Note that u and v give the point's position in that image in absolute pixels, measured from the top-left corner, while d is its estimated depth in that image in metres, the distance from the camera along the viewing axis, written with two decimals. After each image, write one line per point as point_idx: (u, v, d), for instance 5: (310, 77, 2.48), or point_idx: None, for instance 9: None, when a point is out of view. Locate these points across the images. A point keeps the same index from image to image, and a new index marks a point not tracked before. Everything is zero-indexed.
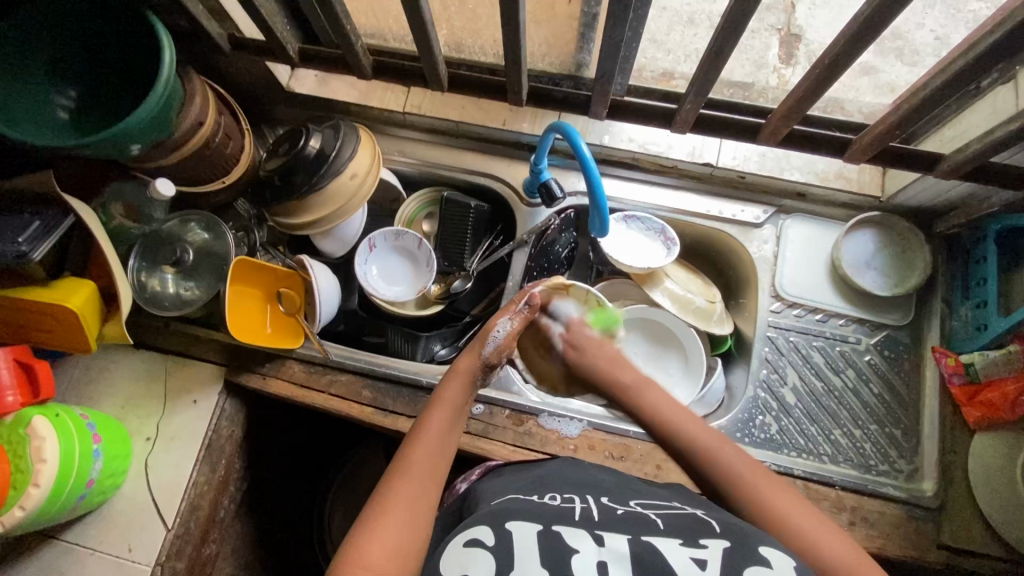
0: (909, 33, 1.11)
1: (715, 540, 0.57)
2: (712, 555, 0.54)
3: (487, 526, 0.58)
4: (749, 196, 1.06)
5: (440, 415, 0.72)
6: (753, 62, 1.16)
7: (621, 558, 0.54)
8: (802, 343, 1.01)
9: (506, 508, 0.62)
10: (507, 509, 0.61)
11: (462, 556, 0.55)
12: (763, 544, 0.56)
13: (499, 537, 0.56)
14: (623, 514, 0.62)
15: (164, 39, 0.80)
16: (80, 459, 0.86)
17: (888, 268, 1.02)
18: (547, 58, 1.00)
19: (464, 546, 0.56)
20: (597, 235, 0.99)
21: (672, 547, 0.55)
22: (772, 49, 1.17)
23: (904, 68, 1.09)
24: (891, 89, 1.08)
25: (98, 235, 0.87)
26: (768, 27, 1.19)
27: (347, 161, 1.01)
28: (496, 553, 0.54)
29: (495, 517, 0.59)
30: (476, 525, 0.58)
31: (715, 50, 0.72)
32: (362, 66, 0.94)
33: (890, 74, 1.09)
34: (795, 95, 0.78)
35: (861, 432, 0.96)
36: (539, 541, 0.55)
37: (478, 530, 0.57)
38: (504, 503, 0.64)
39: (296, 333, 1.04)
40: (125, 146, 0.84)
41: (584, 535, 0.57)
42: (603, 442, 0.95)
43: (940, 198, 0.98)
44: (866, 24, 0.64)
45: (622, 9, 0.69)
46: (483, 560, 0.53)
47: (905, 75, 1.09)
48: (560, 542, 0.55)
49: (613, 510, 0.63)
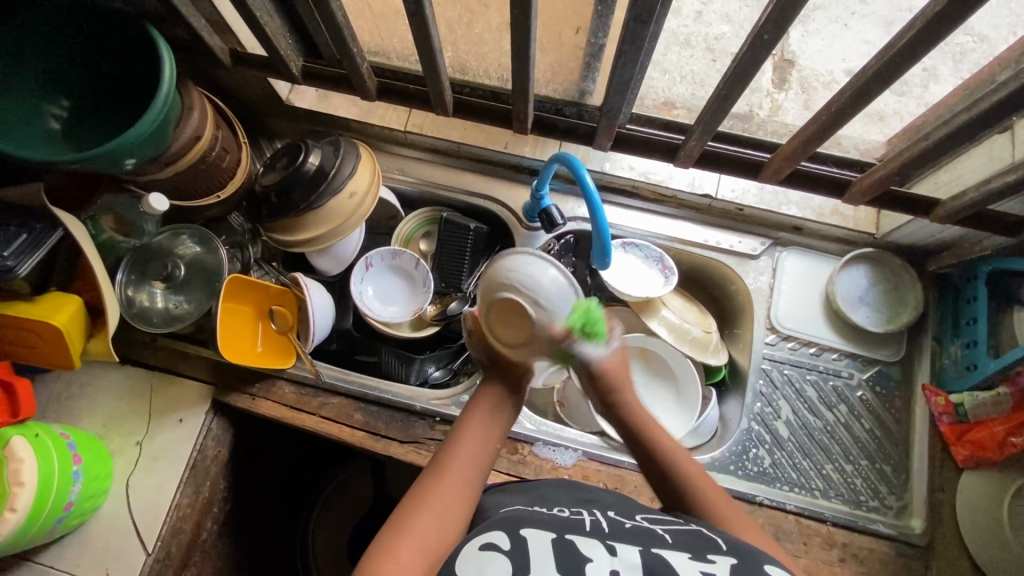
0: None
1: (722, 556, 0.58)
2: (720, 569, 0.56)
3: (502, 532, 0.59)
4: (747, 228, 1.07)
5: (478, 420, 0.73)
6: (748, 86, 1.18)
7: (633, 567, 0.55)
8: (796, 377, 1.02)
9: (520, 515, 0.64)
10: (522, 517, 0.62)
11: (479, 558, 0.56)
12: (768, 562, 0.57)
13: (516, 540, 0.58)
14: (630, 526, 0.63)
15: (165, 54, 0.79)
16: (59, 481, 0.83)
17: (880, 305, 1.03)
18: (551, 85, 1.00)
19: (481, 548, 0.57)
20: (597, 263, 0.96)
21: (681, 561, 0.56)
22: (766, 74, 1.18)
23: (893, 98, 1.11)
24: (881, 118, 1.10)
25: (87, 249, 0.85)
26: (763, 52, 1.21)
27: (346, 179, 1.00)
28: (514, 557, 0.55)
29: (510, 524, 0.61)
30: (492, 531, 0.60)
31: (725, 91, 0.72)
32: (366, 87, 0.93)
33: (880, 103, 1.11)
34: (799, 138, 0.78)
35: (853, 467, 0.97)
36: (553, 548, 0.57)
37: (495, 534, 0.59)
38: (515, 510, 0.66)
39: (288, 352, 1.02)
40: (120, 161, 0.82)
41: (597, 545, 0.58)
42: (597, 472, 0.94)
43: (933, 238, 0.99)
44: (876, 77, 0.65)
45: (633, 49, 0.69)
46: (500, 562, 0.55)
47: (894, 104, 1.11)
48: (573, 549, 0.57)
49: (621, 522, 0.65)
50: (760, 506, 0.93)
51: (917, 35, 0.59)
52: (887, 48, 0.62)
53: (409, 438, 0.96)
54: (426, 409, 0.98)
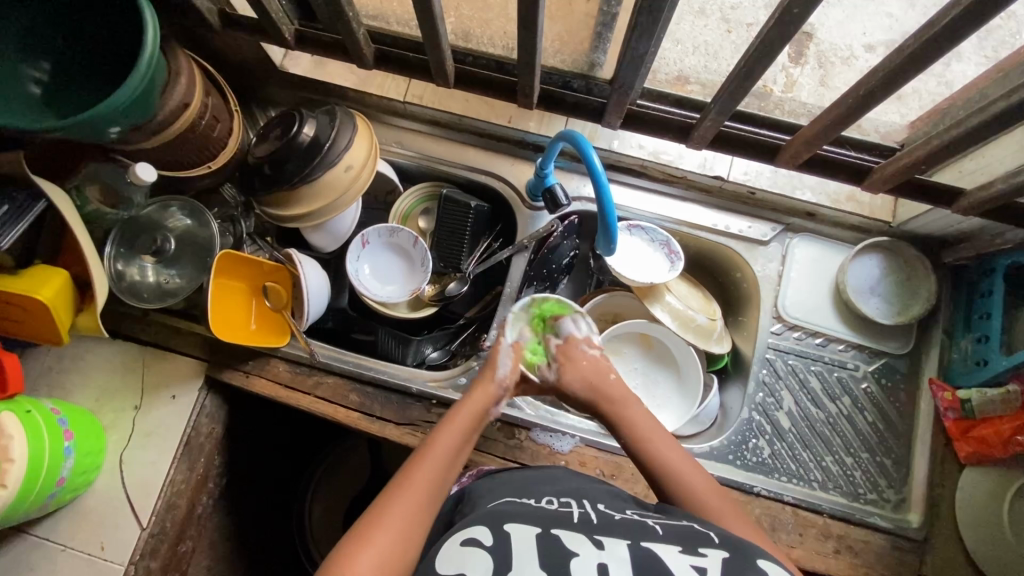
0: None
1: (714, 550, 0.56)
2: (711, 563, 0.54)
3: (484, 527, 0.59)
4: (758, 212, 1.04)
5: (456, 430, 0.73)
6: None
7: (622, 562, 0.54)
8: (800, 367, 1.00)
9: (507, 509, 0.63)
10: (507, 510, 0.62)
11: (460, 556, 0.55)
12: (761, 555, 0.56)
13: (498, 537, 0.57)
14: (620, 520, 0.62)
15: (147, 13, 0.74)
16: (50, 457, 0.82)
17: (892, 295, 1.00)
18: (558, 55, 0.95)
19: (463, 544, 0.57)
20: (603, 252, 0.93)
21: (671, 555, 0.55)
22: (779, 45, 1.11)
23: None
24: None
25: (72, 222, 0.81)
26: None
27: (342, 152, 0.96)
28: (494, 553, 0.55)
29: (495, 518, 0.61)
30: (475, 525, 0.59)
31: (745, 69, 0.67)
32: (363, 55, 0.88)
33: None
34: (821, 121, 0.74)
35: (853, 460, 0.95)
36: (538, 542, 0.56)
37: (477, 529, 0.58)
38: (501, 505, 0.65)
39: (282, 330, 1.00)
40: (103, 129, 0.77)
41: (584, 540, 0.57)
42: (594, 459, 0.93)
43: (951, 228, 0.95)
44: (911, 59, 0.61)
45: (651, 21, 0.64)
46: (481, 558, 0.54)
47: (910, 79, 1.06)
48: (557, 544, 0.56)
49: (611, 516, 0.64)
50: (758, 497, 0.92)
51: (962, 12, 0.54)
52: (928, 26, 0.57)
53: (405, 420, 0.95)
54: (422, 391, 0.96)
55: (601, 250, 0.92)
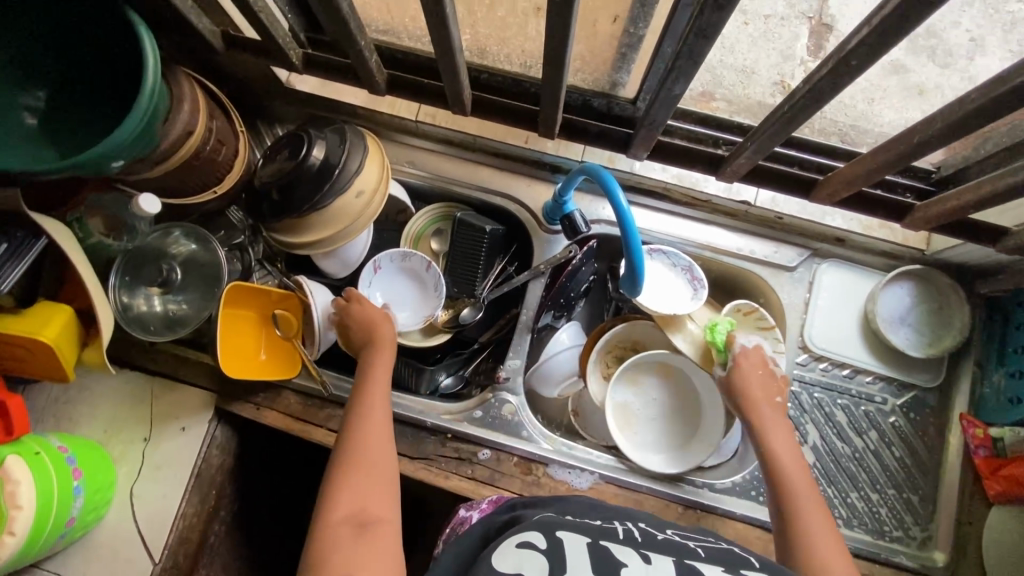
0: (943, 32, 1.06)
1: None
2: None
3: (538, 533, 0.59)
4: (786, 238, 1.00)
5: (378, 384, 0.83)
6: (780, 52, 1.06)
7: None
8: (826, 401, 0.97)
9: (553, 520, 0.62)
10: (555, 521, 0.62)
11: (514, 554, 0.55)
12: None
13: (551, 541, 0.57)
14: (662, 538, 0.61)
15: (148, 43, 0.70)
16: (59, 499, 0.81)
17: (923, 326, 0.96)
18: (579, 74, 0.91)
19: (518, 546, 0.57)
20: (629, 291, 0.87)
21: None
22: (801, 40, 1.06)
23: (935, 70, 1.04)
24: (919, 91, 1.03)
25: (75, 259, 0.78)
26: (799, 15, 1.08)
27: (352, 177, 0.92)
28: (548, 555, 0.54)
29: (545, 527, 0.60)
30: (527, 531, 0.59)
31: (789, 114, 0.63)
32: (374, 80, 0.83)
33: (920, 74, 1.04)
34: (866, 163, 0.70)
35: (879, 496, 0.93)
36: (589, 551, 0.55)
37: (530, 534, 0.58)
38: (546, 516, 0.64)
39: (292, 361, 0.97)
40: (105, 164, 0.74)
41: (631, 552, 0.56)
42: (614, 496, 0.91)
43: (988, 259, 0.91)
44: (975, 114, 0.56)
45: (690, 64, 0.60)
46: (537, 559, 0.54)
47: (935, 77, 1.04)
48: (608, 553, 0.55)
49: (654, 534, 0.62)
50: None
51: None
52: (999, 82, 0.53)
53: (420, 455, 0.93)
54: (437, 425, 0.94)
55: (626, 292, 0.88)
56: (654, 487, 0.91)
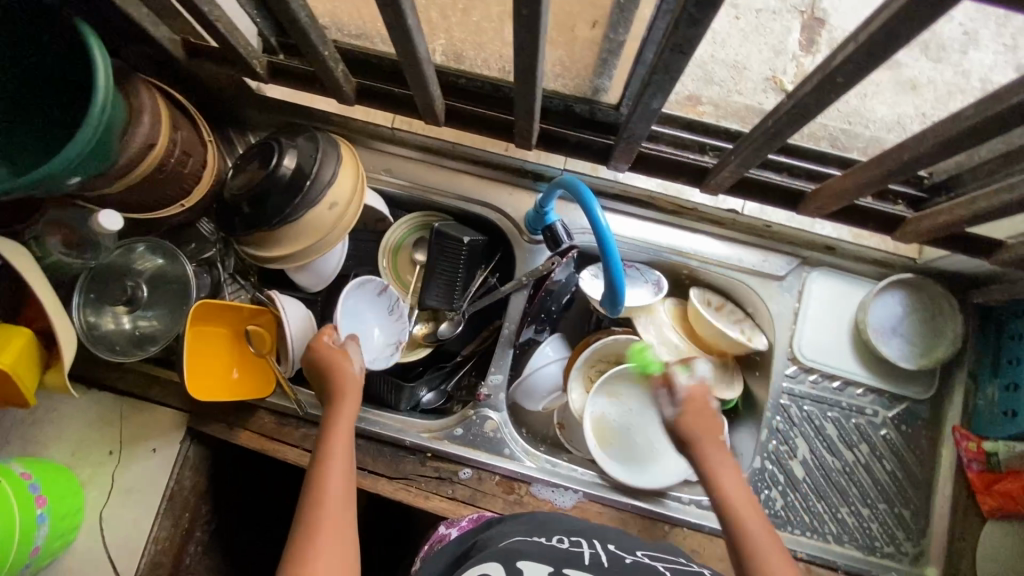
0: (937, 27, 1.02)
1: None
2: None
3: (498, 564, 0.60)
4: (774, 247, 0.97)
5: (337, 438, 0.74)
6: (771, 47, 1.02)
7: None
8: (816, 413, 0.94)
9: (517, 548, 0.63)
10: (518, 550, 0.63)
11: None
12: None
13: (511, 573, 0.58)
14: (629, 563, 0.63)
15: (99, 55, 0.66)
16: (21, 530, 0.78)
17: (914, 336, 0.94)
18: (559, 79, 0.87)
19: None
20: (609, 308, 0.83)
21: None
22: (793, 34, 1.02)
23: (929, 64, 1.00)
24: (913, 85, 0.99)
25: (31, 280, 0.75)
26: (790, 8, 1.04)
27: (324, 188, 0.89)
28: None
29: (507, 557, 0.61)
30: (488, 561, 0.61)
31: (774, 129, 0.61)
32: (343, 90, 0.80)
33: (912, 69, 1.00)
34: (854, 176, 0.67)
35: (869, 511, 0.91)
36: None
37: (491, 566, 0.60)
38: (513, 542, 0.65)
39: (267, 379, 0.94)
40: (61, 181, 0.70)
41: None
42: (599, 515, 0.88)
43: (981, 268, 0.89)
44: (968, 131, 0.53)
45: (667, 77, 0.57)
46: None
47: (929, 71, 1.00)
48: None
49: (621, 556, 0.65)
50: None
51: None
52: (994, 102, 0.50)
53: (399, 474, 0.90)
54: (416, 444, 0.91)
55: (605, 310, 0.84)
56: (641, 505, 0.89)
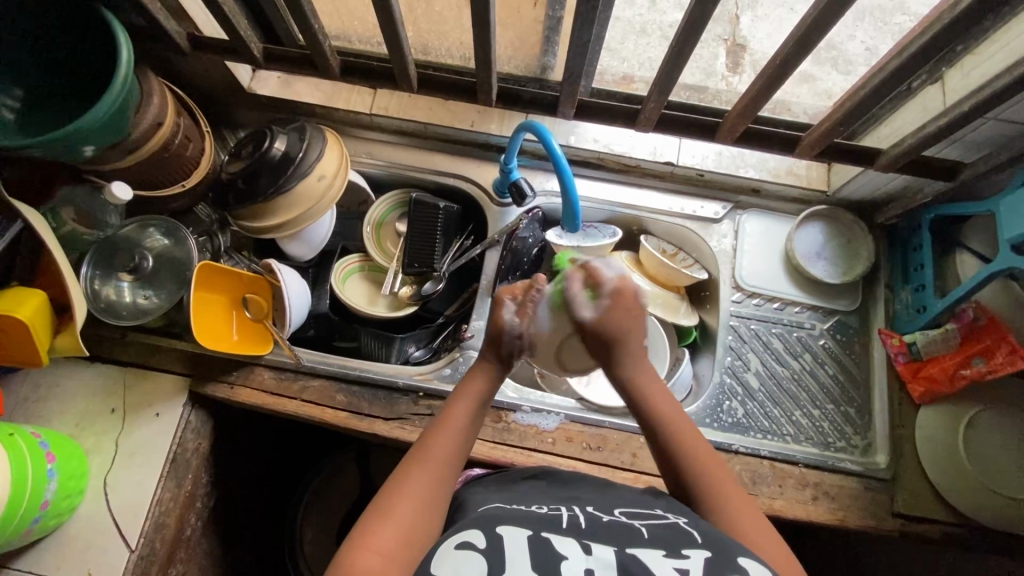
0: (841, 45, 1.16)
1: (697, 550, 0.56)
2: (694, 564, 0.54)
3: (478, 529, 0.58)
4: (708, 193, 1.12)
5: (467, 406, 0.71)
6: (702, 70, 1.21)
7: (607, 565, 0.54)
8: (762, 331, 1.06)
9: (497, 512, 0.61)
10: (499, 514, 0.61)
11: (454, 556, 0.55)
12: (741, 553, 0.56)
13: (491, 538, 0.56)
14: (608, 522, 0.61)
15: (121, 37, 0.78)
16: (34, 479, 0.81)
17: (836, 258, 1.08)
18: (512, 61, 1.05)
19: (456, 546, 0.55)
20: (570, 229, 1.02)
21: (654, 558, 0.55)
22: (719, 59, 1.21)
23: (839, 77, 1.15)
24: (828, 95, 1.14)
25: (46, 238, 0.82)
26: (715, 38, 1.23)
27: (313, 163, 0.99)
28: (488, 554, 0.54)
29: (488, 521, 0.59)
30: (466, 528, 0.58)
31: (678, 49, 0.79)
32: (330, 66, 0.93)
33: (827, 82, 1.15)
34: (748, 94, 0.85)
35: (820, 412, 1.02)
36: (530, 546, 0.55)
37: (472, 532, 0.57)
38: (493, 507, 0.63)
39: (265, 340, 1.01)
40: (78, 147, 0.80)
41: (572, 541, 0.57)
42: (580, 433, 0.97)
43: (877, 191, 1.06)
44: (812, 27, 0.72)
45: (590, 10, 0.73)
46: (474, 560, 0.53)
47: (840, 83, 1.15)
48: (547, 546, 0.55)
49: (600, 519, 0.62)
50: (737, 454, 0.97)
51: None
52: None
53: (393, 414, 0.97)
54: (408, 384, 0.99)
55: (567, 230, 1.02)
56: (617, 423, 0.97)
